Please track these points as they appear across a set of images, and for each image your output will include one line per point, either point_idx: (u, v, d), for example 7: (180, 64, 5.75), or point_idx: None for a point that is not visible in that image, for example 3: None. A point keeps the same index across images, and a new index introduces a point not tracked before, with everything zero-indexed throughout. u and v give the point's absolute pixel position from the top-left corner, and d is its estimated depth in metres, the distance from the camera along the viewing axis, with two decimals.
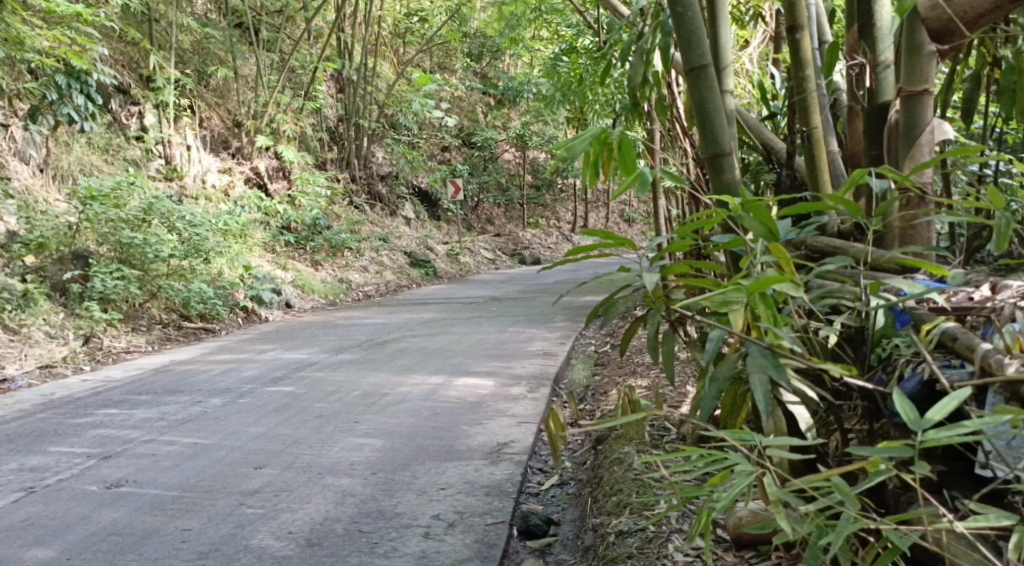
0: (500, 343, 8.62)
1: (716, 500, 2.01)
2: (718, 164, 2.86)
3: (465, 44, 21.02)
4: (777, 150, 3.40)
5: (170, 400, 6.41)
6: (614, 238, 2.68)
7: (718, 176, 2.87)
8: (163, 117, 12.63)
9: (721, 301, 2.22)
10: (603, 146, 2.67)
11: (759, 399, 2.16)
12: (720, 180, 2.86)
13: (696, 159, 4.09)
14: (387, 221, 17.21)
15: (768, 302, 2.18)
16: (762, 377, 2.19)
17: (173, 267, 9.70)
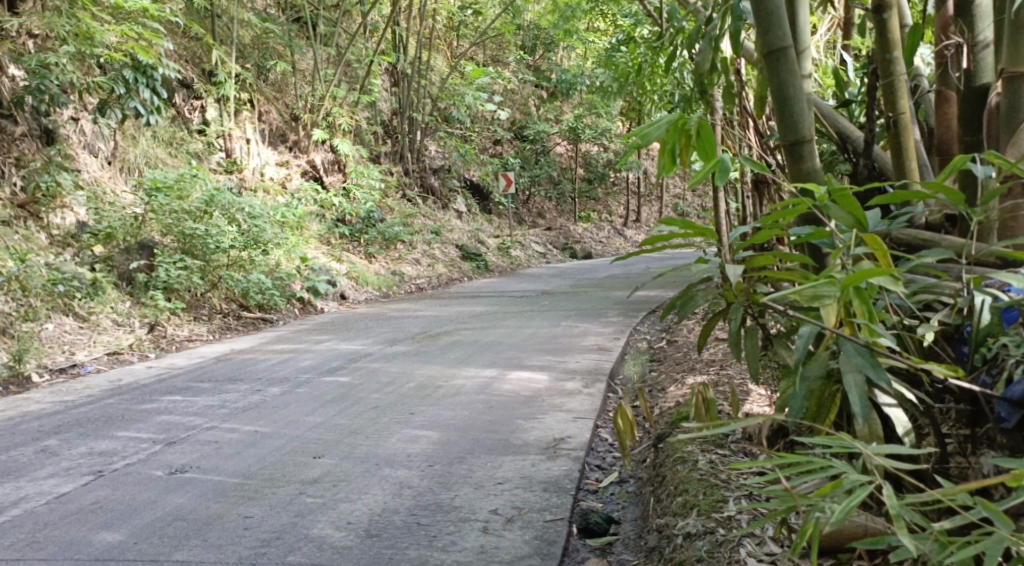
0: (554, 337, 8.55)
1: (825, 511, 1.98)
2: (797, 153, 2.78)
3: (519, 37, 21.03)
4: (853, 139, 3.34)
5: (230, 389, 6.47)
6: (692, 228, 2.64)
7: (796, 165, 2.79)
8: (224, 111, 12.78)
9: (812, 295, 2.16)
10: (680, 133, 2.62)
11: (854, 398, 2.14)
12: (800, 169, 2.78)
13: (763, 148, 4.02)
14: (440, 215, 17.21)
15: (863, 298, 2.14)
16: (856, 376, 2.16)
17: (233, 257, 9.80)
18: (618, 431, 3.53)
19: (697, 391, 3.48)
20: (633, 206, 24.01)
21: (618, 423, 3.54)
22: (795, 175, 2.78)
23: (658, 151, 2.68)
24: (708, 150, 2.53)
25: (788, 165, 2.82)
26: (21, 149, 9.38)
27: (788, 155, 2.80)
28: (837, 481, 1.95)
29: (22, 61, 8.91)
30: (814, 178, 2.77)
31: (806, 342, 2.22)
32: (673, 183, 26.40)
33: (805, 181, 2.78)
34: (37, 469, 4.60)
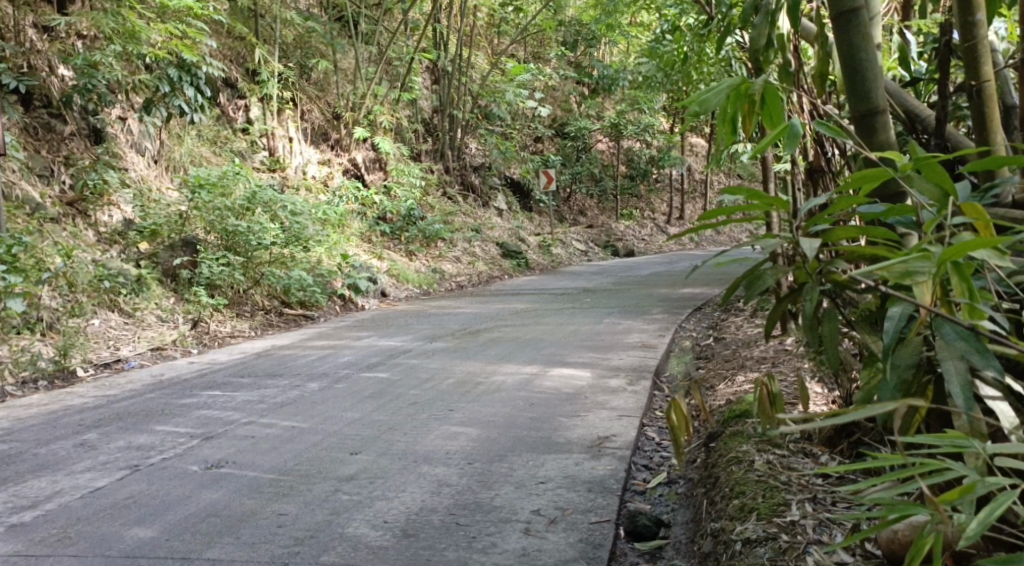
0: (596, 334, 8.37)
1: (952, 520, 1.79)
2: (869, 126, 2.67)
3: (560, 33, 20.89)
4: (924, 118, 3.13)
5: (270, 384, 6.37)
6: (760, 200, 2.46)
7: (868, 139, 2.67)
8: (267, 110, 12.79)
9: (903, 271, 1.97)
10: (742, 100, 2.42)
11: (955, 388, 1.98)
12: (873, 142, 2.66)
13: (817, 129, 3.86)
14: (481, 213, 17.04)
15: (961, 274, 1.98)
16: (958, 364, 2.00)
17: (275, 254, 9.73)
18: (674, 430, 3.27)
19: (759, 384, 3.12)
20: (675, 203, 23.67)
21: (673, 421, 3.28)
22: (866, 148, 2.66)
23: (716, 121, 2.50)
24: (775, 115, 2.36)
25: (859, 137, 2.70)
26: (69, 148, 9.44)
27: (861, 127, 2.68)
28: (968, 486, 1.77)
29: (70, 61, 9.00)
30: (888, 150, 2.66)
31: (897, 325, 2.05)
32: (716, 180, 26.01)
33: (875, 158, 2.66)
34: (75, 463, 4.52)
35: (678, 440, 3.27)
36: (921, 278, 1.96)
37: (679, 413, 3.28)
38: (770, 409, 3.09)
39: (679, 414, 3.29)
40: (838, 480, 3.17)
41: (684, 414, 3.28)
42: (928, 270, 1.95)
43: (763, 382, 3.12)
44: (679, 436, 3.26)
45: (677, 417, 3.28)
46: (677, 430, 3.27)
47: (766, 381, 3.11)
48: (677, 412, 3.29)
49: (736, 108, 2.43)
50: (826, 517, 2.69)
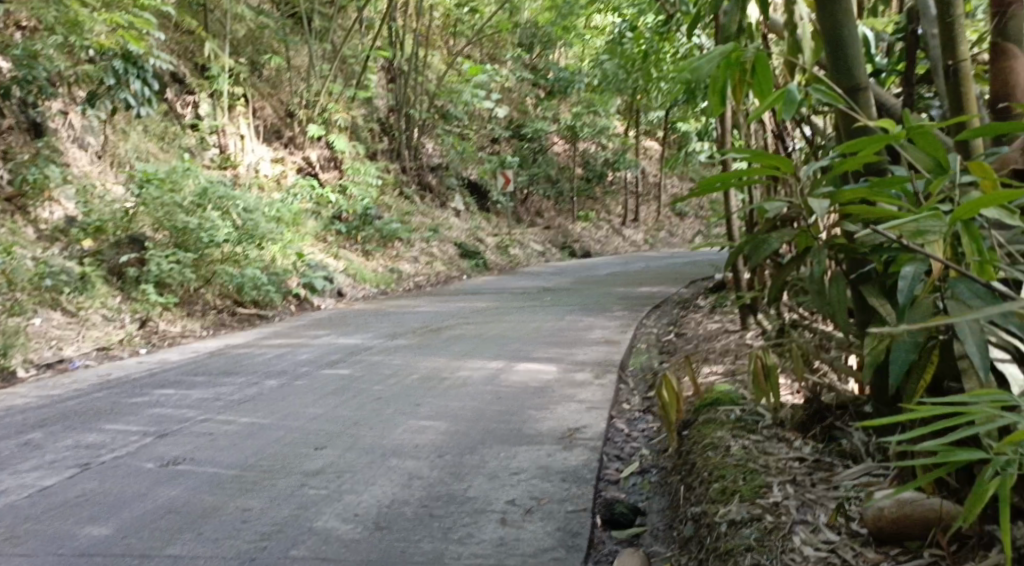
0: (559, 331, 8.33)
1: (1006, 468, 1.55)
2: (850, 100, 2.67)
3: (516, 35, 20.88)
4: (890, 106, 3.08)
5: (226, 382, 6.20)
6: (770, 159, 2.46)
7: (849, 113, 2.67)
8: (218, 106, 12.47)
9: (915, 230, 2.00)
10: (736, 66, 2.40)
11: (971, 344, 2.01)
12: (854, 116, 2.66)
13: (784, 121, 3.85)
14: (438, 213, 16.90)
15: (971, 234, 1.97)
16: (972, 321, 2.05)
17: (227, 252, 9.55)
18: (666, 407, 3.31)
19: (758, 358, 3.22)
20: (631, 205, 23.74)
21: (666, 399, 3.31)
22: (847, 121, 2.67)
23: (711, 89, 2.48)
24: (767, 83, 2.35)
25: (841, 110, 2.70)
26: (7, 142, 9.15)
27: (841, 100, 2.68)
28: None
29: (9, 51, 8.72)
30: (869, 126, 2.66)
31: (909, 285, 2.12)
32: (670, 183, 26.14)
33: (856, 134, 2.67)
34: (21, 462, 4.35)
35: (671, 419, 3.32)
36: (931, 238, 1.98)
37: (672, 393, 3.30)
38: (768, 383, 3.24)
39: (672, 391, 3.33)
40: (815, 462, 3.12)
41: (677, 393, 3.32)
42: (940, 229, 1.97)
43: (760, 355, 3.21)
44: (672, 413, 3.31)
45: (669, 394, 3.32)
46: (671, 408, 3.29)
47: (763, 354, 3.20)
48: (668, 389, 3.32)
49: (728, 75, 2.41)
50: (809, 498, 2.64)
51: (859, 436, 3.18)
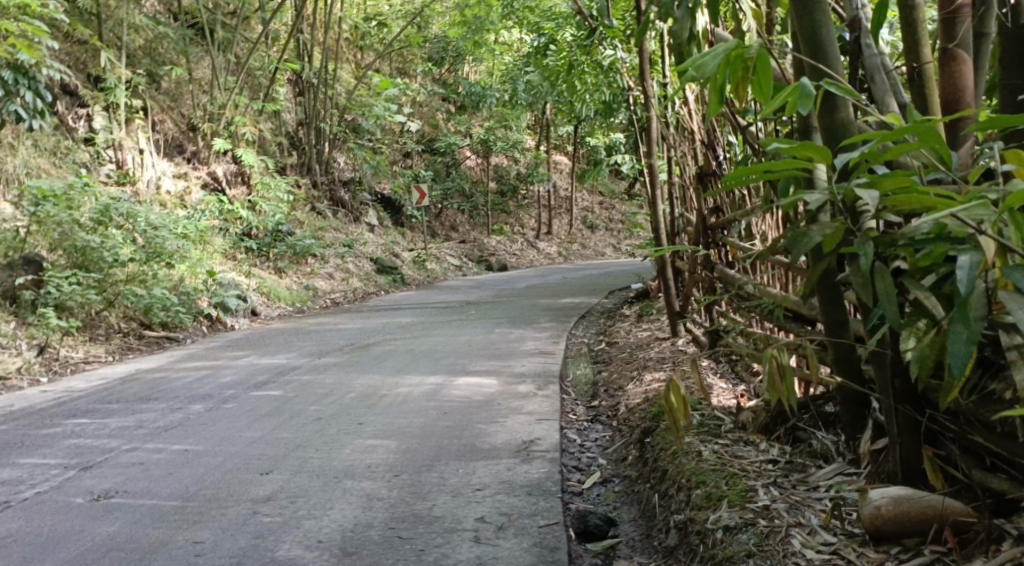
0: (490, 343, 8.21)
1: None
2: (829, 103, 2.57)
3: (425, 49, 20.71)
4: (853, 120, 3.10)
5: (147, 407, 5.86)
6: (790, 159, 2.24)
7: (829, 115, 2.58)
8: (114, 119, 11.89)
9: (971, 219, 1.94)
10: (737, 66, 2.18)
11: None
12: (834, 119, 2.58)
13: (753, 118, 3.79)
14: (351, 228, 16.62)
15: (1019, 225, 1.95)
16: None
17: (132, 272, 9.13)
18: (673, 415, 2.43)
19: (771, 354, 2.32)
20: (543, 218, 23.80)
21: (674, 406, 2.42)
22: (829, 124, 2.58)
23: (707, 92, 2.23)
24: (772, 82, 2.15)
25: (820, 114, 2.60)
26: None
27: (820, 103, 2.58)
28: None
29: None
30: (848, 128, 2.57)
31: (970, 275, 1.91)
32: (581, 196, 26.36)
33: (837, 135, 2.58)
34: None
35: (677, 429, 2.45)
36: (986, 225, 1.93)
37: (680, 397, 2.41)
38: (780, 385, 2.33)
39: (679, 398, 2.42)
40: (788, 464, 3.07)
41: (687, 398, 2.42)
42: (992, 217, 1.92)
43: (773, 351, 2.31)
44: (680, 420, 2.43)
45: (679, 401, 2.41)
46: (678, 415, 2.43)
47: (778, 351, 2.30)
48: (675, 394, 2.42)
49: (726, 76, 2.23)
50: (796, 499, 2.59)
51: (829, 437, 3.13)
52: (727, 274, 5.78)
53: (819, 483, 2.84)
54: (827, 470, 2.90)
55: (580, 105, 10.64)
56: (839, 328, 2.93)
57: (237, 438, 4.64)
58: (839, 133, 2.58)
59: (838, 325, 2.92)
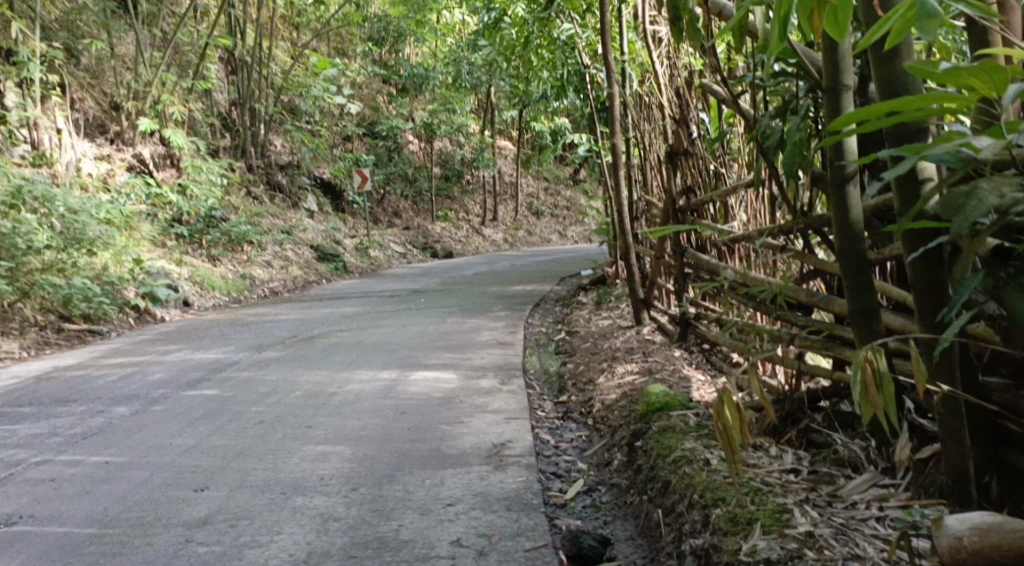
0: (444, 334, 7.72)
1: None
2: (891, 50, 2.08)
3: (364, 28, 19.93)
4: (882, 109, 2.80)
5: (62, 412, 5.24)
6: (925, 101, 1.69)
7: (887, 65, 2.09)
8: (28, 96, 10.98)
9: None
10: None
11: None
12: (895, 68, 2.08)
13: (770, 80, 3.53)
14: (290, 214, 15.89)
15: None
16: None
17: (49, 260, 8.42)
18: (727, 433, 1.99)
19: (861, 359, 1.83)
20: (488, 204, 23.23)
21: (728, 420, 1.98)
22: (893, 75, 2.07)
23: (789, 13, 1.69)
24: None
25: (874, 61, 2.11)
26: None
27: (880, 52, 2.09)
28: None
29: None
30: (912, 77, 2.08)
31: None
32: (526, 181, 25.85)
33: (899, 89, 2.08)
34: None
35: (734, 451, 2.00)
36: None
37: (733, 409, 1.97)
38: (876, 400, 1.80)
39: (733, 410, 1.99)
40: (813, 474, 2.69)
41: (744, 410, 1.99)
42: None
43: (866, 355, 1.83)
44: (736, 441, 1.99)
45: (733, 415, 1.97)
46: (730, 433, 1.99)
47: (873, 354, 1.82)
48: (728, 407, 1.98)
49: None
50: (840, 522, 2.27)
51: (856, 443, 2.76)
52: (702, 260, 5.35)
53: (852, 497, 2.48)
54: (860, 481, 2.53)
55: (534, 84, 10.16)
56: (867, 318, 2.63)
57: (167, 448, 4.09)
58: (902, 89, 2.09)
59: (866, 314, 2.63)
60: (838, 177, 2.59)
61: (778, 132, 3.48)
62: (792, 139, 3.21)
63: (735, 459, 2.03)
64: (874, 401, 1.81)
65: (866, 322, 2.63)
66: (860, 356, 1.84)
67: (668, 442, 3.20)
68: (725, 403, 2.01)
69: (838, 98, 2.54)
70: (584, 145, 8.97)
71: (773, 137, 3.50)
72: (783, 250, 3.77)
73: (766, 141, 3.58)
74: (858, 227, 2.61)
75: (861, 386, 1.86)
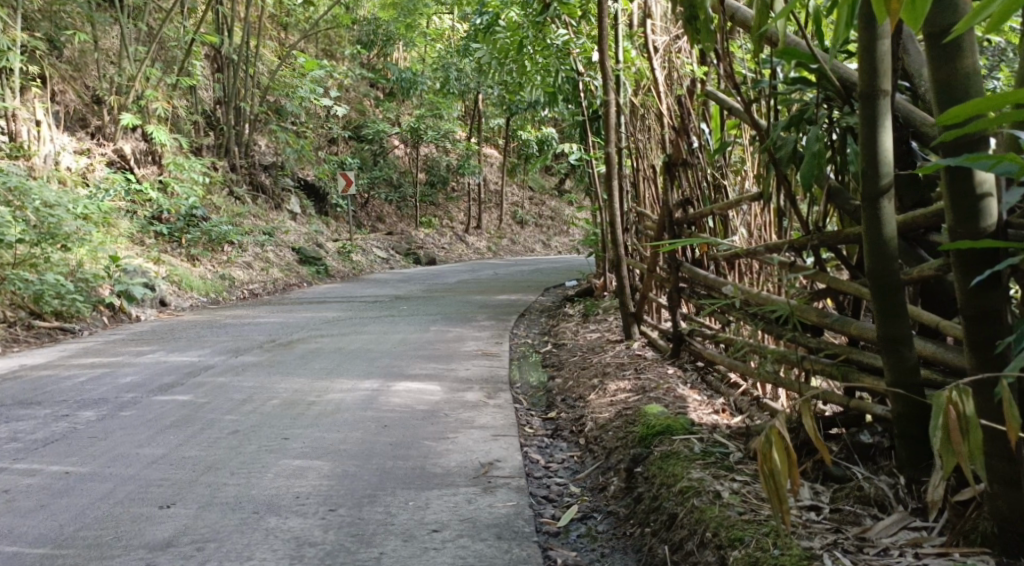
0: (429, 343, 7.48)
1: None
2: (949, 52, 1.93)
3: (353, 30, 19.61)
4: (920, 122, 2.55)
5: (24, 415, 4.95)
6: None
7: (944, 67, 1.93)
8: (7, 87, 10.62)
9: None
10: None
11: None
12: (955, 69, 1.92)
13: (791, 89, 3.28)
14: (271, 216, 15.57)
15: None
16: None
17: (21, 255, 8.14)
18: (776, 478, 1.78)
19: (944, 401, 1.66)
20: (472, 211, 22.99)
21: (777, 464, 1.78)
22: (951, 80, 1.92)
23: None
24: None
25: (933, 60, 1.95)
26: None
27: (935, 50, 1.93)
28: None
29: None
30: (972, 83, 1.92)
31: None
32: (511, 190, 25.62)
33: (957, 94, 1.93)
34: None
35: (783, 500, 1.79)
36: None
37: (783, 450, 1.78)
38: (961, 448, 1.63)
39: (782, 452, 1.79)
40: (836, 514, 2.50)
41: (793, 452, 1.79)
42: None
43: (951, 397, 1.65)
44: (784, 486, 1.79)
45: (783, 459, 1.77)
46: (776, 478, 1.79)
47: (959, 396, 1.65)
48: (778, 448, 1.78)
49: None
50: None
51: (881, 479, 2.58)
52: (698, 274, 5.10)
53: (881, 540, 2.29)
54: (888, 524, 2.34)
55: (525, 91, 9.93)
56: (897, 346, 2.41)
57: (134, 458, 3.83)
58: (961, 94, 1.93)
59: (895, 342, 2.40)
60: (871, 191, 2.35)
61: (791, 143, 3.15)
62: (809, 150, 2.93)
63: (782, 508, 1.81)
64: (958, 449, 1.64)
65: (895, 350, 2.40)
66: (943, 398, 1.66)
67: (676, 471, 3.00)
68: (771, 445, 1.81)
69: (876, 105, 2.29)
70: (574, 154, 8.76)
71: (787, 147, 3.15)
72: (792, 267, 3.44)
73: (777, 152, 3.22)
74: (891, 247, 2.38)
75: (940, 431, 1.68)
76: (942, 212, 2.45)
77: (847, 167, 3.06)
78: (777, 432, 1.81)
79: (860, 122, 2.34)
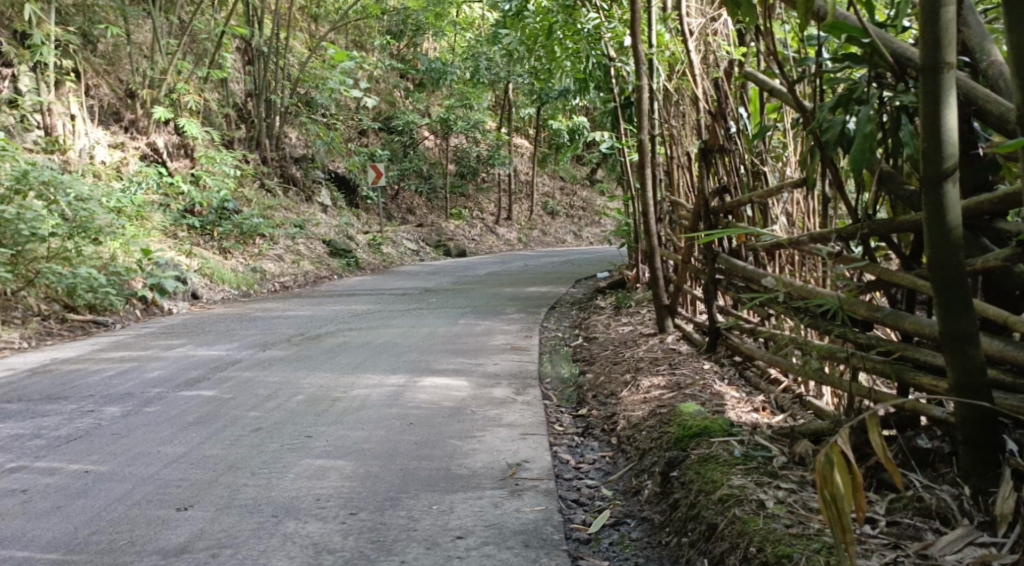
0: (459, 337, 7.34)
1: None
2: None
3: (383, 21, 19.47)
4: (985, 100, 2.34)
5: (50, 410, 4.88)
6: None
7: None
8: (41, 81, 10.65)
9: None
10: None
11: None
12: None
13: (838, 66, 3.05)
14: (302, 208, 15.48)
15: None
16: None
17: (54, 248, 8.10)
18: (837, 501, 1.77)
19: None
20: (503, 202, 22.81)
21: (837, 486, 1.77)
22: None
23: None
24: None
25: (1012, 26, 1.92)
26: None
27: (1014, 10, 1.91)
28: None
29: None
30: None
31: None
32: (542, 180, 25.39)
33: None
34: None
35: (844, 523, 1.77)
36: None
37: (845, 473, 1.76)
38: None
39: (845, 473, 1.78)
40: (894, 527, 2.36)
41: (856, 473, 1.77)
42: None
43: None
44: (846, 509, 1.77)
45: (843, 480, 1.76)
46: (839, 501, 1.78)
47: None
48: (838, 468, 1.77)
49: None
50: None
51: (943, 489, 2.41)
52: (736, 264, 4.89)
53: (945, 558, 2.14)
54: (952, 538, 2.18)
55: (556, 78, 9.72)
56: (961, 342, 2.21)
57: (155, 456, 3.73)
58: None
59: (959, 338, 2.20)
60: (933, 174, 2.16)
61: (839, 124, 2.93)
62: (860, 132, 2.73)
63: (845, 533, 1.79)
64: None
65: (959, 348, 2.21)
66: None
67: (715, 476, 2.83)
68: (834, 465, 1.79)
69: (939, 78, 2.10)
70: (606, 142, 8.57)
71: (834, 130, 2.94)
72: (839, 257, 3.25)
73: (823, 135, 3.02)
74: (956, 235, 2.18)
75: None
76: (1009, 197, 2.26)
77: (901, 150, 2.85)
78: (838, 451, 1.79)
79: (921, 97, 2.14)
